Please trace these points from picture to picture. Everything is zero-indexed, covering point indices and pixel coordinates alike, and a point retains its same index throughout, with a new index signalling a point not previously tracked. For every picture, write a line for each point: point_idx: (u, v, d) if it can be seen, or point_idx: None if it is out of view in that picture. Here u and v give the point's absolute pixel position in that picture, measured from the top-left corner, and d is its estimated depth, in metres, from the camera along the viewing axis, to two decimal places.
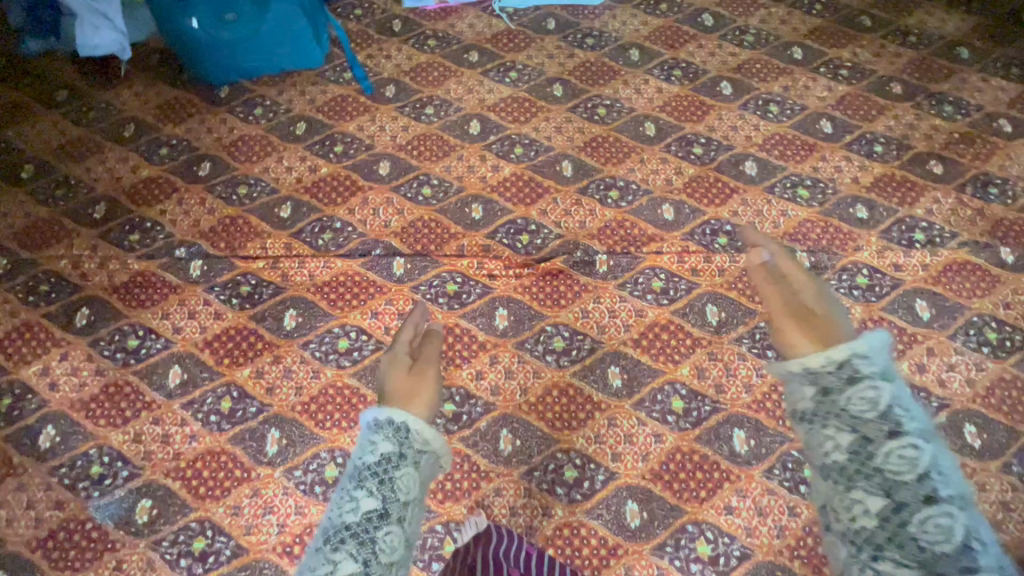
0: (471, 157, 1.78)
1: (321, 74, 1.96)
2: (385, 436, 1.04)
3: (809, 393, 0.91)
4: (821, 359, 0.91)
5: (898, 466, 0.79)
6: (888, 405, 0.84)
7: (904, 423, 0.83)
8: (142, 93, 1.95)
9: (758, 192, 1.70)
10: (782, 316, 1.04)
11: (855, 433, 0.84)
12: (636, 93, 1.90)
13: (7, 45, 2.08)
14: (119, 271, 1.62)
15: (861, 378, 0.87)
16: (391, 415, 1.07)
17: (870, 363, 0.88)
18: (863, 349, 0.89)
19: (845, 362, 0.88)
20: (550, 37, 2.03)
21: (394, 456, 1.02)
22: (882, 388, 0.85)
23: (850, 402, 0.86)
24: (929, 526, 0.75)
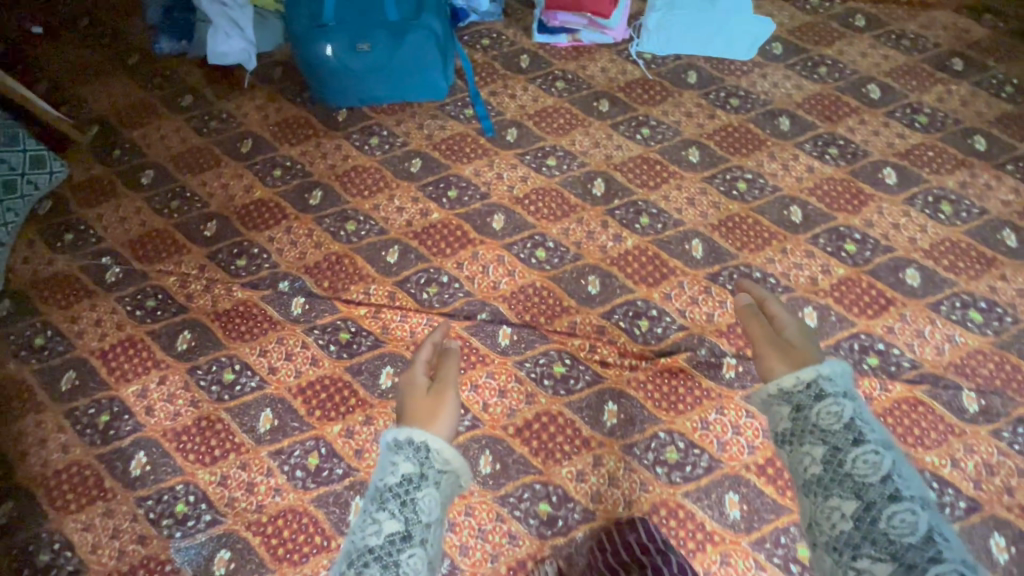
0: (592, 221, 1.64)
1: (442, 107, 1.86)
2: (404, 457, 0.96)
3: (786, 413, 0.95)
4: (792, 380, 0.95)
5: (863, 470, 0.84)
6: (851, 418, 0.90)
7: (866, 433, 0.87)
8: (263, 107, 1.92)
9: (919, 307, 1.48)
10: (765, 345, 1.03)
11: (825, 443, 0.89)
12: (782, 169, 1.70)
13: (141, 40, 2.10)
14: (222, 297, 1.59)
15: (827, 397, 0.92)
16: (412, 435, 0.98)
17: (834, 383, 0.93)
18: (826, 371, 0.94)
19: (813, 382, 0.93)
20: (689, 92, 1.85)
21: (415, 474, 0.95)
22: (845, 404, 0.91)
23: (821, 417, 0.91)
24: (895, 520, 0.78)
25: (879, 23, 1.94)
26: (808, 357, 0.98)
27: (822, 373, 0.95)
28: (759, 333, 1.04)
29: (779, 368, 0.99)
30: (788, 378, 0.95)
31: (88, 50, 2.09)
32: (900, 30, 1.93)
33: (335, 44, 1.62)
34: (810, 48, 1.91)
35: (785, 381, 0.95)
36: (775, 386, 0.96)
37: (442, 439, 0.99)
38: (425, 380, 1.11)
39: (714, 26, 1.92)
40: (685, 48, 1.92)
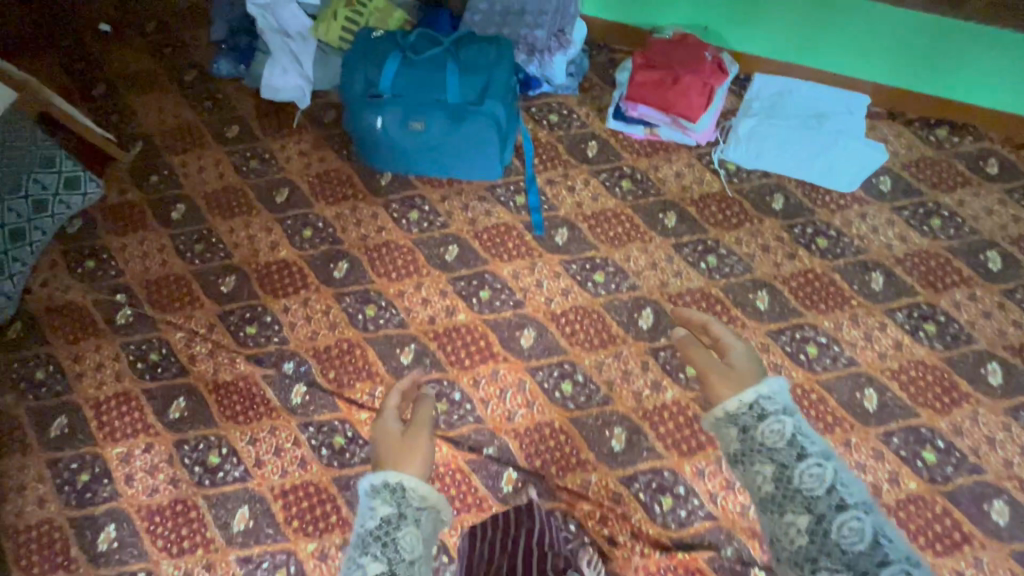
0: (631, 359, 1.46)
1: (493, 189, 1.70)
2: (382, 501, 0.89)
3: (732, 435, 0.88)
4: (735, 402, 0.89)
5: (809, 483, 0.79)
6: (794, 433, 0.84)
7: (808, 448, 0.82)
8: (307, 154, 1.81)
9: (1002, 555, 1.23)
10: (708, 368, 0.96)
11: (772, 461, 0.83)
12: (864, 338, 1.46)
13: (202, 56, 2.02)
14: (225, 366, 1.50)
15: (768, 415, 0.86)
16: (384, 477, 0.91)
17: (774, 400, 0.88)
18: (766, 388, 0.89)
19: (754, 402, 0.88)
20: (771, 220, 1.63)
21: (395, 513, 0.88)
22: (786, 419, 0.86)
23: (765, 436, 0.85)
24: (848, 530, 0.74)
25: (1016, 174, 1.64)
26: (749, 376, 0.93)
27: (762, 392, 0.89)
28: (701, 357, 0.97)
29: (725, 389, 0.92)
30: (731, 401, 0.89)
31: (149, 57, 2.04)
32: None
33: (386, 115, 1.46)
34: (924, 191, 1.64)
35: (730, 404, 0.89)
36: (720, 409, 0.90)
37: (416, 474, 0.92)
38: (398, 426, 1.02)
39: (816, 146, 1.67)
40: (777, 166, 1.68)
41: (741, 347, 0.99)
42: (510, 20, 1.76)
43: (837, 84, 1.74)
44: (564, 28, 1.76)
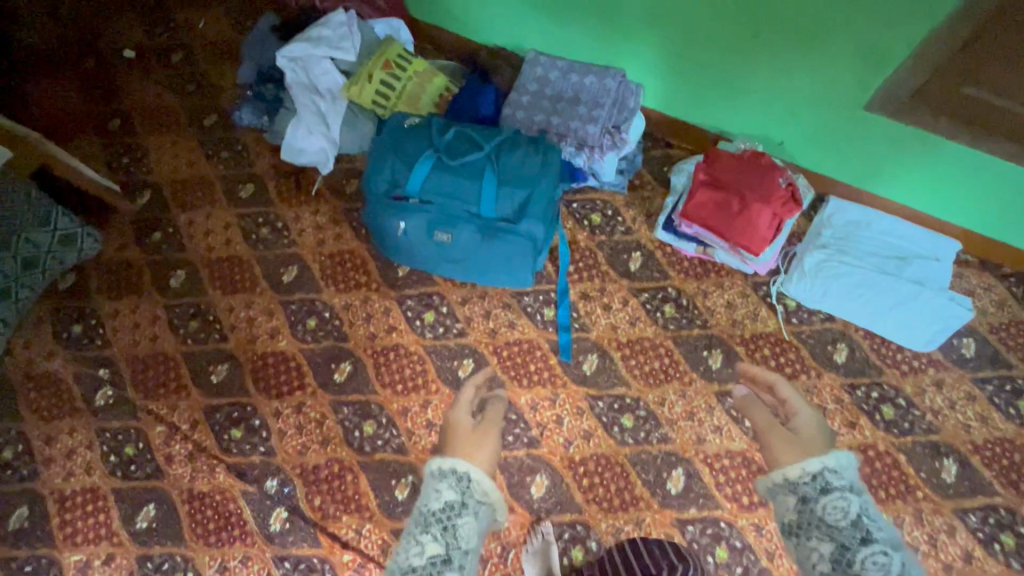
0: (654, 530, 1.29)
1: (520, 297, 1.53)
2: (449, 484, 0.94)
3: (791, 504, 0.94)
4: (798, 470, 0.95)
5: (872, 571, 0.84)
6: (858, 515, 0.89)
7: (873, 535, 0.87)
8: (322, 228, 1.65)
9: None
10: (771, 430, 1.04)
11: (832, 540, 0.88)
12: (926, 541, 1.27)
13: (225, 99, 1.88)
14: (203, 474, 1.36)
15: (832, 490, 0.92)
16: (455, 465, 0.96)
17: (840, 475, 0.93)
18: (833, 462, 0.94)
19: (819, 474, 0.94)
20: (831, 375, 1.43)
21: (460, 500, 0.93)
22: (852, 497, 0.91)
23: (826, 511, 0.90)
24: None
25: None
26: (817, 446, 0.99)
27: (829, 464, 0.94)
28: (765, 421, 1.05)
29: (791, 455, 0.98)
30: (794, 468, 0.95)
31: (169, 93, 1.89)
32: None
33: (411, 221, 1.29)
34: (1011, 365, 1.43)
35: (791, 472, 0.95)
36: (781, 476, 0.96)
37: (482, 469, 0.98)
38: (468, 421, 1.09)
39: (896, 295, 1.45)
40: (846, 312, 1.47)
41: (811, 415, 1.05)
42: (562, 108, 1.58)
43: (926, 224, 1.51)
44: (620, 124, 1.55)
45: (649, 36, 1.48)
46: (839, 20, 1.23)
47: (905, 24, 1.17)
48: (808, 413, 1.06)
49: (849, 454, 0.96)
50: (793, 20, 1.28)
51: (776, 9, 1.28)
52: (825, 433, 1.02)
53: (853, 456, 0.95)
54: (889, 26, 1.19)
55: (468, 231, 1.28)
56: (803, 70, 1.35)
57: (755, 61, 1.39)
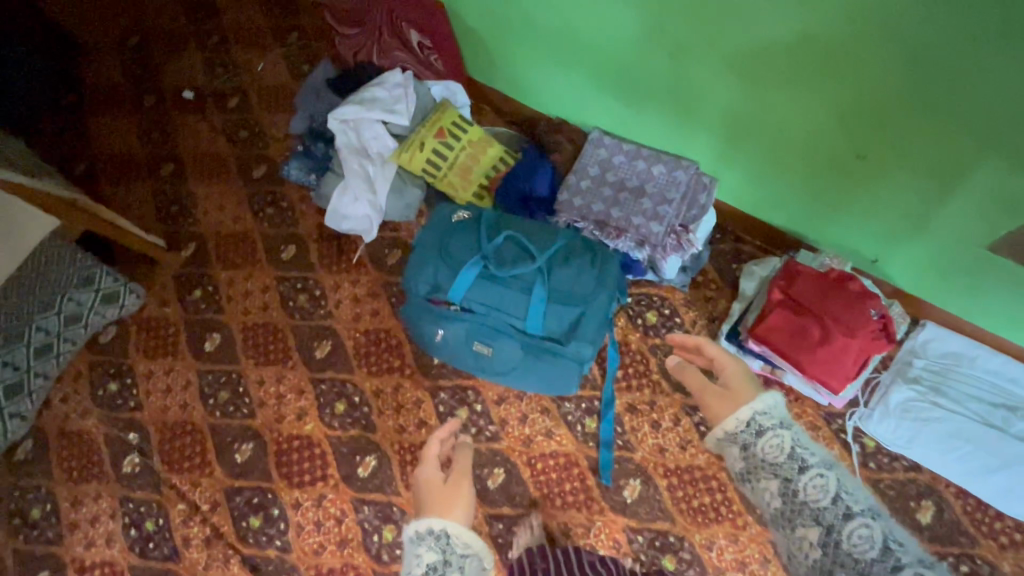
0: None
1: (560, 403, 1.41)
2: (428, 548, 0.94)
3: (734, 454, 0.85)
4: (732, 420, 0.86)
5: (814, 494, 0.75)
6: (791, 445, 0.80)
7: (807, 461, 0.78)
8: (360, 302, 1.58)
9: None
10: (703, 391, 0.92)
11: (775, 477, 0.80)
12: None
13: (276, 151, 1.84)
14: (218, 563, 1.33)
15: (765, 429, 0.83)
16: (430, 525, 0.96)
17: (769, 412, 0.85)
18: (761, 402, 0.85)
19: (749, 418, 0.85)
20: (912, 537, 1.24)
21: (440, 559, 0.92)
22: (784, 431, 0.81)
23: (764, 451, 0.82)
24: (858, 539, 0.70)
25: None
26: (744, 391, 0.89)
27: (758, 404, 0.86)
28: (695, 382, 0.94)
29: (725, 406, 0.89)
30: (728, 420, 0.87)
31: (222, 139, 1.87)
32: None
33: (451, 330, 1.19)
34: None
35: (727, 424, 0.87)
36: (719, 428, 0.88)
37: (460, 523, 0.97)
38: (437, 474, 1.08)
39: (998, 453, 1.26)
40: (936, 464, 1.28)
41: (737, 364, 0.95)
42: (623, 199, 1.45)
43: None
44: (687, 223, 1.42)
45: (728, 136, 1.34)
46: (967, 160, 1.08)
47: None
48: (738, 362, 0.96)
49: (771, 391, 0.86)
50: (893, 127, 1.12)
51: (889, 128, 1.12)
52: (747, 376, 0.93)
53: (774, 392, 0.86)
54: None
55: (510, 349, 1.17)
56: (887, 178, 1.20)
57: (832, 158, 1.23)
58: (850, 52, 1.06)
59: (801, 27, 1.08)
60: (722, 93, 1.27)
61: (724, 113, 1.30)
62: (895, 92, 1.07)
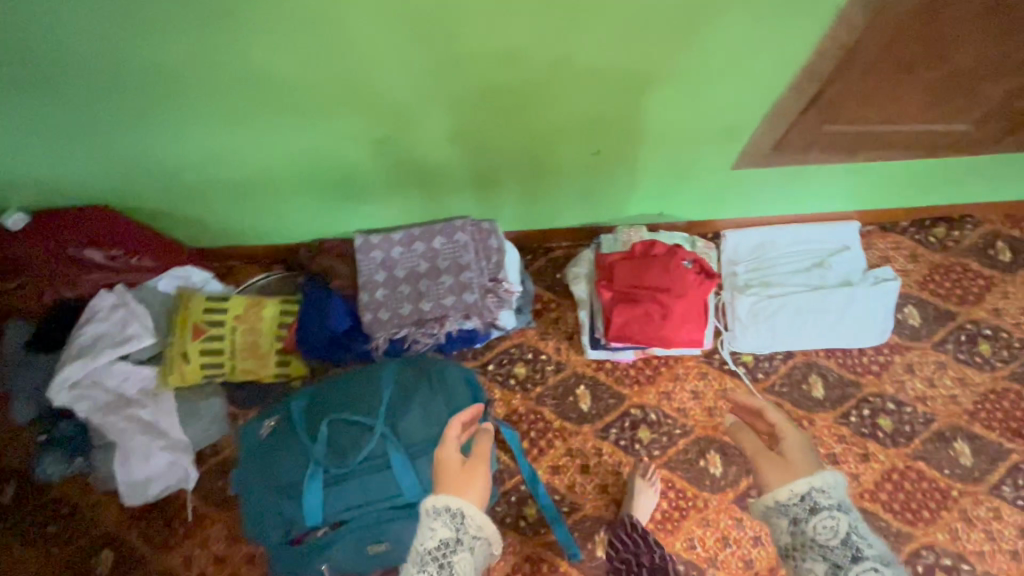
0: None
1: (492, 511, 1.30)
2: (440, 527, 0.73)
3: (782, 527, 0.77)
4: (785, 490, 0.77)
5: None
6: (849, 534, 0.73)
7: (863, 548, 0.72)
8: (228, 557, 1.30)
9: None
10: (756, 453, 0.83)
11: (825, 563, 0.72)
12: (984, 538, 1.23)
13: (18, 454, 1.42)
14: None
15: (822, 509, 0.75)
16: (447, 501, 0.75)
17: (829, 492, 0.76)
18: (820, 478, 0.77)
19: (806, 492, 0.76)
20: (822, 414, 1.35)
21: (455, 537, 0.73)
22: (841, 515, 0.74)
23: (816, 532, 0.74)
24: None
25: None
26: (800, 462, 0.80)
27: (816, 481, 0.77)
28: (746, 437, 0.85)
29: (778, 474, 0.80)
30: (780, 489, 0.78)
31: None
32: None
33: (334, 556, 1.00)
34: (956, 313, 1.43)
35: (778, 493, 0.78)
36: (767, 496, 0.79)
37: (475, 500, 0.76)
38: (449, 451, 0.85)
39: (834, 306, 1.41)
40: (800, 343, 1.41)
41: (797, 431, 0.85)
42: (424, 288, 1.34)
43: (816, 218, 1.50)
44: (496, 274, 1.34)
45: (489, 188, 1.30)
46: (676, 99, 1.11)
47: (748, 93, 1.11)
48: (799, 435, 0.85)
49: (837, 474, 0.78)
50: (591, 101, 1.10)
51: (587, 102, 1.11)
52: (810, 451, 0.83)
53: (837, 471, 0.78)
54: (735, 98, 1.12)
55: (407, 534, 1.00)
56: (613, 142, 1.20)
57: (561, 149, 1.21)
58: (525, 62, 1.03)
59: (465, 56, 1.02)
60: (456, 158, 1.22)
61: (471, 173, 1.26)
62: (572, 71, 1.05)
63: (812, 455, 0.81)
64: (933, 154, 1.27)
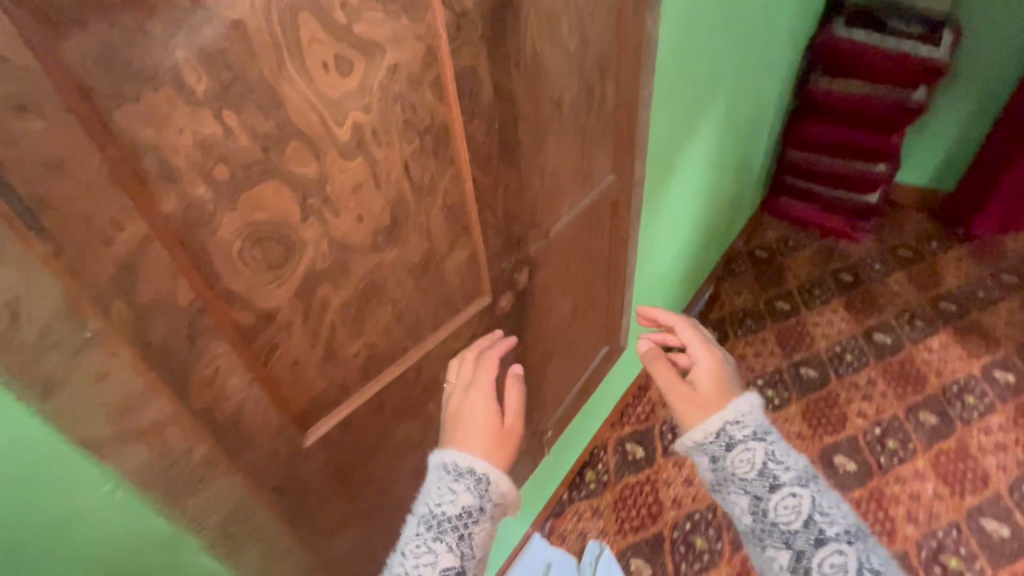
0: None
1: None
2: (463, 491, 0.64)
3: (705, 463, 0.69)
4: (699, 432, 0.69)
5: (784, 518, 0.62)
6: (763, 463, 0.65)
7: (782, 474, 0.64)
8: None
9: None
10: (670, 387, 0.77)
11: (745, 492, 0.65)
12: None
13: None
14: None
15: (735, 443, 0.66)
16: (469, 465, 0.65)
17: (744, 422, 0.68)
18: (736, 411, 0.68)
19: (720, 430, 0.68)
20: None
21: (477, 506, 0.64)
22: (758, 444, 0.66)
23: (733, 467, 0.66)
24: (832, 565, 0.58)
25: (648, 439, 1.67)
26: (716, 398, 0.73)
27: (731, 414, 0.68)
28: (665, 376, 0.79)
29: (695, 414, 0.72)
30: (696, 430, 0.69)
31: None
32: (665, 422, 1.70)
33: None
34: (660, 531, 1.49)
35: (693, 435, 0.69)
36: (686, 440, 0.70)
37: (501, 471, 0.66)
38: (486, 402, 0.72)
39: None
40: None
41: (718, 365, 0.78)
42: None
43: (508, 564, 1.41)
44: None
45: None
46: None
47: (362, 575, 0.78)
48: (718, 368, 0.78)
49: (757, 398, 0.71)
50: None
51: None
52: (728, 373, 0.77)
53: (750, 394, 0.70)
54: None
55: None
56: None
57: None
58: None
59: None
60: None
61: None
62: None
63: (730, 381, 0.76)
64: (555, 431, 1.21)
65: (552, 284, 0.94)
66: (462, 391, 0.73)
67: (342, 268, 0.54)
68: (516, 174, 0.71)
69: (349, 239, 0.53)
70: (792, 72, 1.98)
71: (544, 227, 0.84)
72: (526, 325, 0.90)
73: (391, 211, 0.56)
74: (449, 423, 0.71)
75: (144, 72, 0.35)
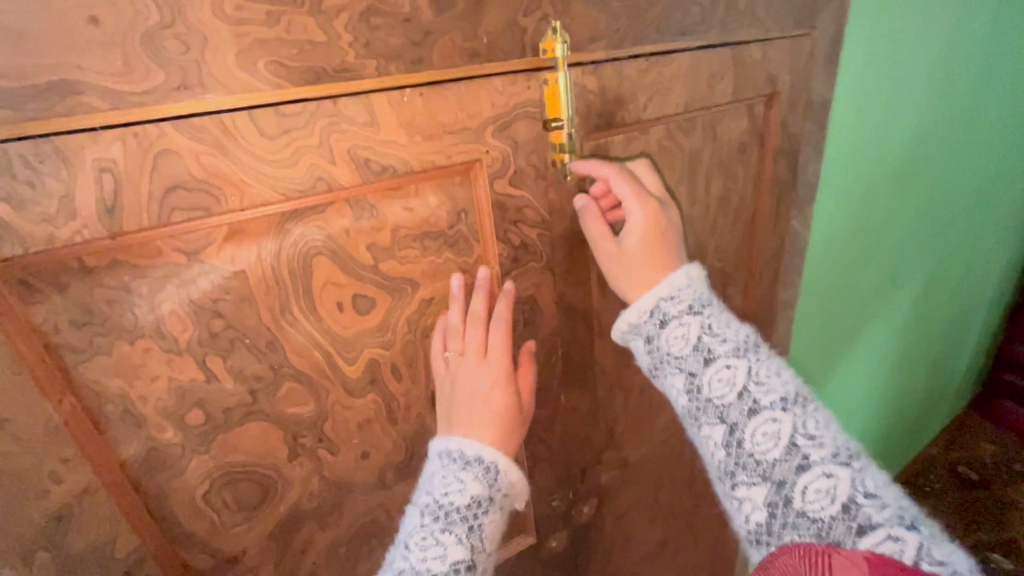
0: None
1: None
2: (471, 482, 0.40)
3: (642, 347, 0.46)
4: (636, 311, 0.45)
5: (719, 390, 0.41)
6: (695, 330, 0.43)
7: (717, 347, 0.42)
8: None
9: None
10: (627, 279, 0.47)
11: (677, 368, 0.43)
12: None
13: None
14: None
15: (670, 315, 0.44)
16: (481, 451, 0.42)
17: (682, 291, 0.44)
18: (676, 283, 0.44)
19: (653, 306, 0.45)
20: None
21: (489, 497, 0.41)
22: (696, 318, 0.43)
23: (665, 339, 0.44)
24: (766, 440, 0.38)
25: None
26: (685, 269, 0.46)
27: (671, 282, 0.45)
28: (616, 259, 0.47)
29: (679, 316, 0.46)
30: (635, 313, 0.46)
31: None
32: None
33: None
34: None
35: (627, 318, 0.46)
36: (626, 325, 0.46)
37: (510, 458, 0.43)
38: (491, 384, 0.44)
39: None
40: None
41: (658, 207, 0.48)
42: None
43: None
44: None
45: None
46: None
47: None
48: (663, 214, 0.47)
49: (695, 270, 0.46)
50: None
51: None
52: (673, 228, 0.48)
53: (692, 267, 0.45)
54: None
55: None
56: None
57: None
58: None
59: None
60: None
61: None
62: None
63: (676, 239, 0.48)
64: None
65: (634, 513, 0.75)
66: (474, 355, 0.44)
67: (334, 507, 0.46)
68: (587, 396, 0.59)
69: (348, 478, 0.45)
70: (1022, 251, 1.53)
71: (625, 449, 0.68)
72: (590, 560, 0.72)
73: (406, 446, 0.47)
74: (450, 409, 0.44)
75: (124, 326, 0.33)
